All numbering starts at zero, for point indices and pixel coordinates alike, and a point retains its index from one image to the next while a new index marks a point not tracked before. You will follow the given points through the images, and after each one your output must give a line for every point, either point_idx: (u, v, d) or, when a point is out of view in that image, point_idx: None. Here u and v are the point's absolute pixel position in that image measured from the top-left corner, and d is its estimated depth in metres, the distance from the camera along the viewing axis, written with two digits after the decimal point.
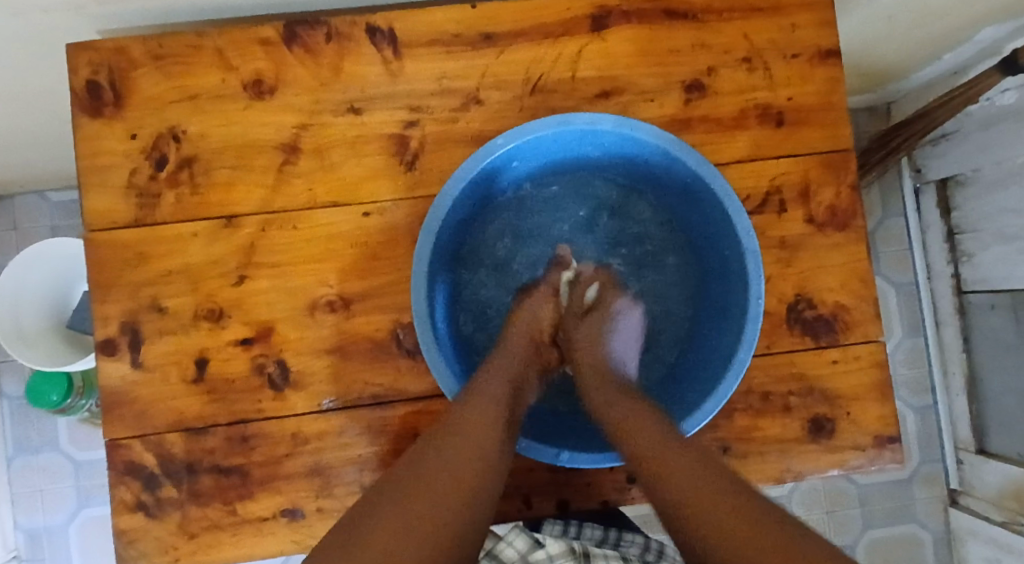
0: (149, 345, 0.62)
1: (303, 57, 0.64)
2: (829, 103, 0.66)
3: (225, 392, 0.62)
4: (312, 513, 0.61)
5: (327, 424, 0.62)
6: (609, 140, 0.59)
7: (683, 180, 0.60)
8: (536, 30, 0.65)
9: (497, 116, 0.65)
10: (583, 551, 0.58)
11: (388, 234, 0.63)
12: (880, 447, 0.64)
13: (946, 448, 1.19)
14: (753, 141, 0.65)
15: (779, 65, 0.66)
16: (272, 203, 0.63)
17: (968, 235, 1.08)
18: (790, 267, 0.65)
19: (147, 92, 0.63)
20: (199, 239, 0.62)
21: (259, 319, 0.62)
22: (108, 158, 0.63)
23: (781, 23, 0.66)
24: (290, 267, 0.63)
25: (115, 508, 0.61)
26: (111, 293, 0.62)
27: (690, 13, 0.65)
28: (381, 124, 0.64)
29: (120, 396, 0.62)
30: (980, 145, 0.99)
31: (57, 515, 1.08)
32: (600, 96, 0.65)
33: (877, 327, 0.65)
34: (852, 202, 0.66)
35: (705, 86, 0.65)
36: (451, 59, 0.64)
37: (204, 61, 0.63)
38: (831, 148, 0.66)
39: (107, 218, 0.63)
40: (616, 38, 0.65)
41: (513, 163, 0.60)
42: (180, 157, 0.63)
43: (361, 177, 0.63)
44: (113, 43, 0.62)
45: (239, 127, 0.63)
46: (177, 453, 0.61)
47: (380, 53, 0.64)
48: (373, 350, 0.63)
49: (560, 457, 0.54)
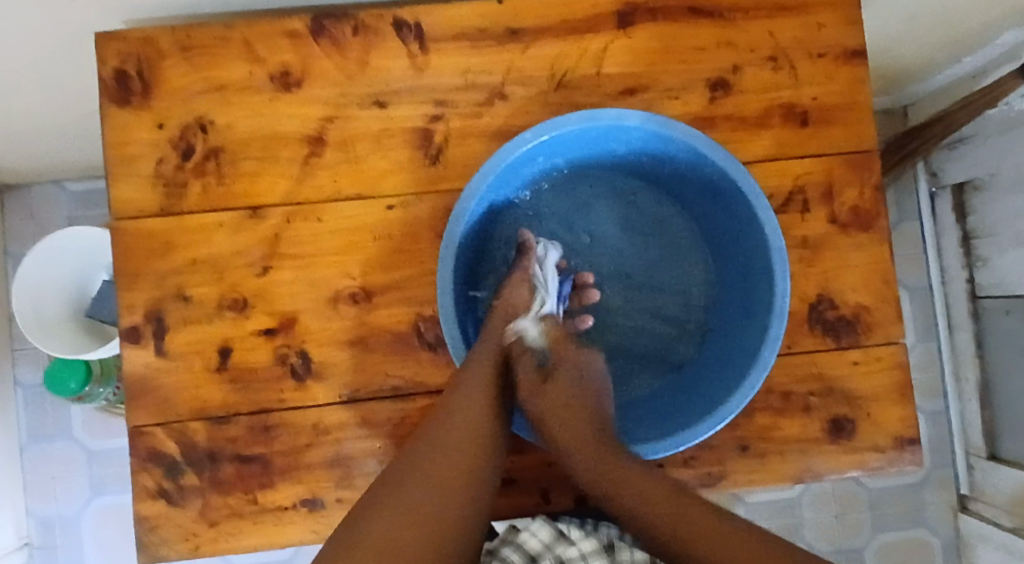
0: (173, 334, 0.62)
1: (330, 49, 0.64)
2: (854, 103, 0.66)
3: (248, 381, 0.62)
4: (331, 503, 0.61)
5: (348, 415, 0.62)
6: (635, 136, 0.59)
7: (709, 176, 0.60)
8: (562, 26, 0.65)
9: (521, 112, 0.65)
10: (610, 545, 0.59)
11: (411, 227, 0.63)
12: (899, 448, 0.64)
13: (958, 453, 1.18)
14: (777, 140, 0.65)
15: (805, 64, 0.66)
16: (297, 194, 0.63)
17: (984, 239, 1.08)
18: (812, 267, 0.65)
19: (175, 82, 0.63)
20: (223, 229, 0.63)
21: (282, 309, 0.63)
22: (135, 147, 0.63)
23: (807, 22, 0.66)
24: (314, 259, 0.63)
25: (137, 494, 0.61)
26: (136, 282, 0.63)
27: (716, 11, 0.65)
28: (406, 117, 0.64)
29: (144, 383, 0.62)
30: (998, 149, 0.99)
31: (70, 503, 1.08)
32: (624, 93, 0.65)
33: (899, 329, 0.65)
34: (875, 203, 0.65)
35: (730, 84, 0.65)
36: (476, 53, 0.64)
37: (232, 53, 0.63)
38: (855, 148, 0.66)
39: (133, 207, 0.63)
40: (641, 35, 0.65)
41: (538, 159, 0.61)
42: (206, 147, 0.63)
43: (386, 170, 0.64)
44: (142, 33, 0.63)
45: (265, 118, 0.64)
46: (200, 441, 0.62)
47: (407, 47, 0.64)
48: (394, 342, 0.63)
49: (582, 451, 0.54)
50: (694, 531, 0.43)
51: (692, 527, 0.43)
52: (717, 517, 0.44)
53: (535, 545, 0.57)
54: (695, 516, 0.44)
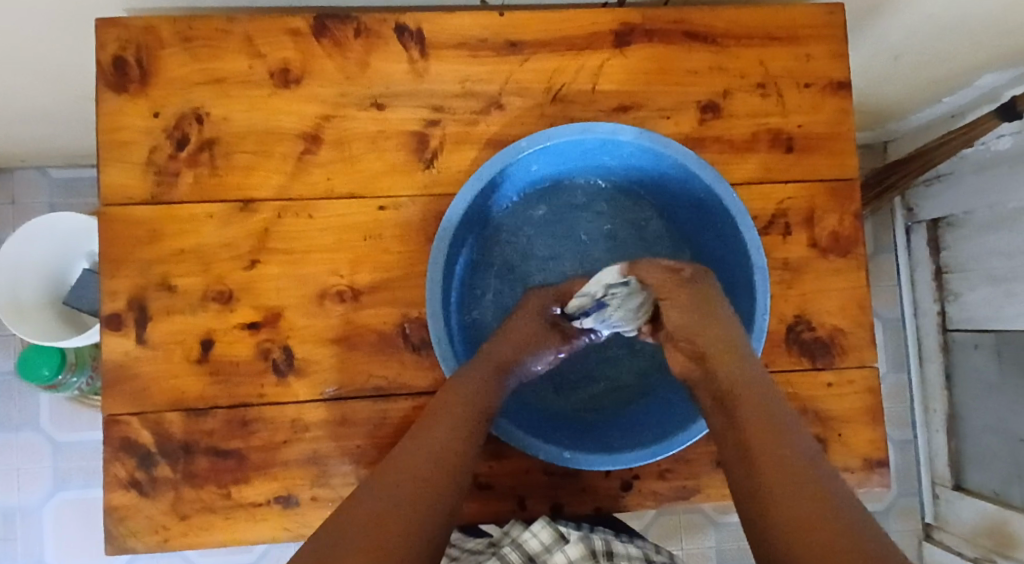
0: (155, 323, 0.62)
1: (331, 50, 0.64)
2: (838, 133, 0.68)
3: (228, 374, 0.62)
4: (306, 501, 0.61)
5: (328, 413, 0.62)
6: (627, 151, 0.61)
7: (696, 195, 0.61)
8: (560, 41, 0.66)
9: (517, 122, 0.66)
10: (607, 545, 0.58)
11: (403, 228, 0.64)
12: (868, 470, 0.65)
13: (924, 483, 1.21)
14: (763, 164, 0.67)
15: (793, 93, 0.68)
16: (290, 190, 0.63)
17: (956, 274, 1.12)
18: (791, 288, 0.66)
19: (173, 71, 0.63)
20: (213, 220, 0.63)
21: (268, 304, 0.63)
22: (129, 133, 0.63)
23: (796, 53, 0.68)
24: (303, 255, 0.63)
25: (108, 483, 0.60)
26: (120, 268, 0.62)
27: (710, 37, 0.67)
28: (402, 121, 0.65)
29: (122, 371, 0.61)
30: (972, 188, 1.03)
31: (33, 495, 1.06)
32: (619, 110, 0.67)
33: (872, 353, 0.66)
34: (855, 229, 0.67)
35: (720, 108, 0.67)
36: (475, 63, 0.66)
37: (233, 47, 0.64)
38: (837, 177, 0.68)
39: (122, 193, 0.63)
40: (637, 55, 0.67)
41: (532, 168, 0.62)
42: (201, 138, 0.63)
43: (380, 171, 0.64)
44: (144, 22, 0.63)
45: (263, 113, 0.64)
46: (175, 433, 0.61)
47: (408, 52, 0.65)
48: (379, 342, 0.63)
49: (562, 456, 0.54)
50: (774, 469, 0.37)
51: (770, 453, 0.38)
52: (811, 461, 0.37)
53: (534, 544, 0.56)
54: (766, 438, 0.40)
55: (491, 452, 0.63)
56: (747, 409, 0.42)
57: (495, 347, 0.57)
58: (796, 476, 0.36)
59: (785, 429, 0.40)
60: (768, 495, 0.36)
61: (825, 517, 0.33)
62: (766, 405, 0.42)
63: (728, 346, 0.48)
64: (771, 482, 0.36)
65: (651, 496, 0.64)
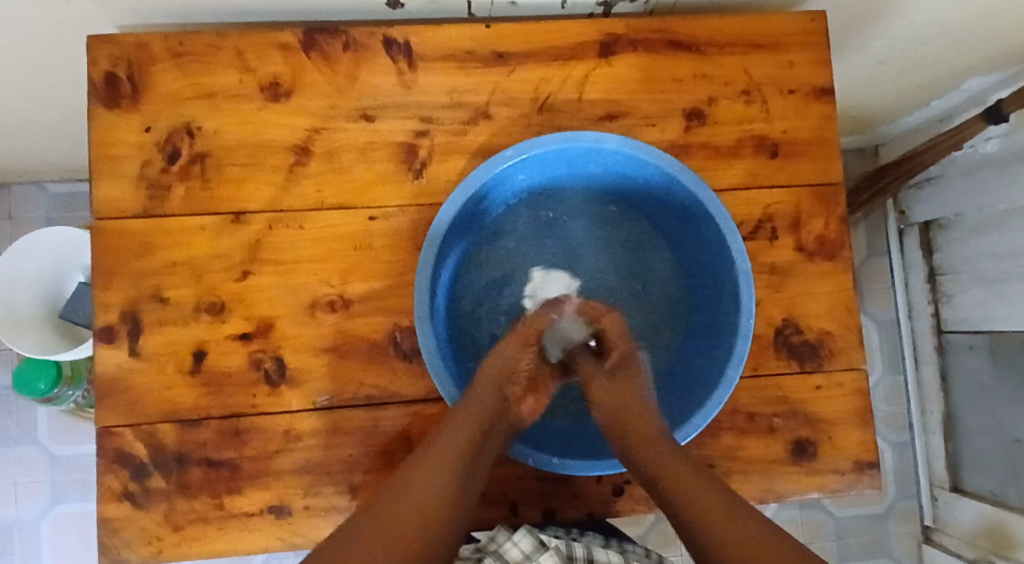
0: (148, 335, 0.63)
1: (320, 63, 0.65)
2: (823, 138, 0.69)
3: (221, 385, 0.62)
4: (299, 510, 0.61)
5: (321, 422, 0.62)
6: (612, 159, 0.61)
7: (682, 202, 0.62)
8: (546, 52, 0.67)
9: (505, 132, 0.67)
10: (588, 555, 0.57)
11: (393, 237, 0.65)
12: (859, 472, 0.66)
13: (922, 485, 1.21)
14: (749, 170, 0.68)
15: (777, 100, 0.69)
16: (281, 201, 0.64)
17: (948, 276, 1.12)
18: (779, 292, 0.67)
19: (164, 86, 0.64)
20: (205, 232, 0.64)
21: (260, 314, 0.63)
22: (121, 148, 0.64)
23: (779, 60, 0.69)
24: (295, 265, 0.64)
25: (102, 495, 0.60)
26: (113, 281, 0.63)
27: (694, 45, 0.68)
28: (391, 132, 0.66)
29: (115, 383, 0.62)
30: (962, 191, 1.04)
31: (30, 509, 1.06)
32: (605, 118, 0.68)
33: (860, 356, 0.67)
34: (841, 233, 0.68)
35: (705, 116, 0.68)
36: (463, 74, 0.66)
37: (223, 61, 0.65)
38: (822, 182, 0.69)
39: (114, 207, 0.64)
40: (622, 64, 0.68)
41: (519, 176, 0.63)
42: (193, 152, 0.64)
43: (370, 181, 0.65)
44: (135, 38, 0.64)
45: (253, 126, 0.65)
46: (169, 444, 0.61)
47: (396, 64, 0.66)
48: (370, 351, 0.64)
49: (551, 462, 0.55)
50: (713, 520, 0.45)
51: (704, 504, 0.47)
52: (734, 504, 0.47)
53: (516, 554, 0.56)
54: (689, 485, 0.49)
55: None
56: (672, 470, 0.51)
57: (474, 391, 0.56)
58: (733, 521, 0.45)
59: (706, 479, 0.50)
60: (716, 544, 0.44)
61: (764, 543, 0.42)
62: (682, 459, 0.52)
63: (631, 410, 0.56)
64: (720, 525, 0.45)
65: (643, 500, 0.64)
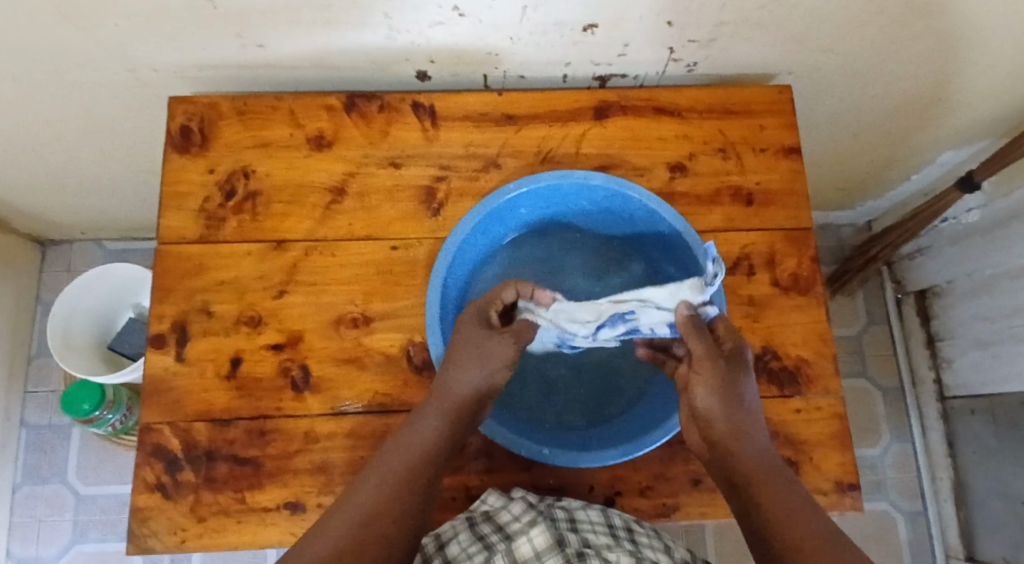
0: (193, 343, 0.71)
1: (358, 121, 0.78)
2: (792, 189, 0.78)
3: (253, 389, 0.70)
4: (312, 507, 0.67)
5: (338, 426, 0.69)
6: (601, 196, 0.71)
7: (662, 232, 0.71)
8: (549, 115, 0.79)
9: (512, 178, 0.78)
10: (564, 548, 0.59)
11: (411, 265, 0.74)
12: (840, 492, 0.69)
13: (936, 553, 1.20)
14: (726, 215, 0.77)
15: (750, 157, 0.79)
16: (317, 233, 0.75)
17: (946, 341, 1.17)
18: (757, 322, 0.74)
19: (228, 137, 0.77)
20: (250, 257, 0.74)
21: (291, 328, 0.72)
22: (187, 186, 0.76)
23: (751, 124, 0.80)
24: (324, 287, 0.73)
25: (137, 485, 0.67)
26: (169, 296, 0.72)
27: (676, 111, 0.80)
28: (415, 177, 0.77)
29: (159, 384, 0.70)
30: (950, 259, 1.10)
31: (52, 547, 1.12)
32: (599, 169, 0.78)
33: (836, 382, 0.72)
34: (812, 271, 0.76)
35: (687, 168, 0.78)
36: (477, 131, 0.78)
37: (278, 119, 0.77)
38: (794, 226, 0.77)
39: (176, 234, 0.74)
40: (614, 125, 0.79)
41: (520, 210, 0.73)
42: (246, 190, 0.76)
43: (393, 218, 0.75)
44: (208, 99, 0.77)
45: (298, 171, 0.76)
46: (200, 441, 0.68)
47: (421, 122, 0.78)
48: (386, 363, 0.71)
49: (541, 452, 0.62)
50: (780, 504, 0.53)
51: (779, 509, 0.53)
52: (808, 509, 0.52)
53: (507, 516, 0.62)
54: (785, 498, 0.53)
55: (483, 466, 0.68)
56: (753, 460, 0.57)
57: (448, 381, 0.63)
58: (800, 518, 0.52)
59: (782, 477, 0.56)
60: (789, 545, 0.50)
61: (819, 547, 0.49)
62: (758, 446, 0.58)
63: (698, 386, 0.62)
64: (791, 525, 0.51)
65: (633, 512, 0.68)
